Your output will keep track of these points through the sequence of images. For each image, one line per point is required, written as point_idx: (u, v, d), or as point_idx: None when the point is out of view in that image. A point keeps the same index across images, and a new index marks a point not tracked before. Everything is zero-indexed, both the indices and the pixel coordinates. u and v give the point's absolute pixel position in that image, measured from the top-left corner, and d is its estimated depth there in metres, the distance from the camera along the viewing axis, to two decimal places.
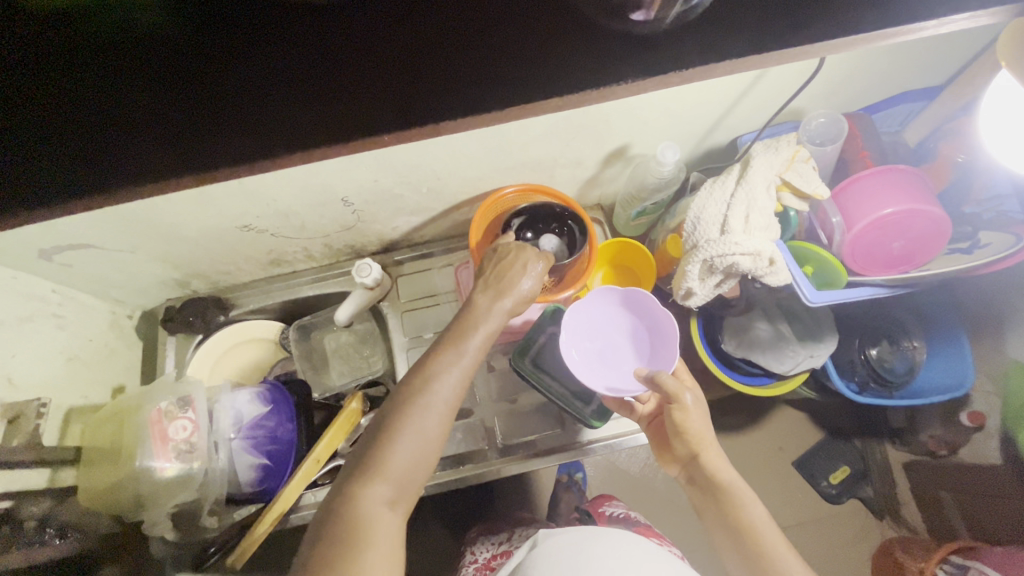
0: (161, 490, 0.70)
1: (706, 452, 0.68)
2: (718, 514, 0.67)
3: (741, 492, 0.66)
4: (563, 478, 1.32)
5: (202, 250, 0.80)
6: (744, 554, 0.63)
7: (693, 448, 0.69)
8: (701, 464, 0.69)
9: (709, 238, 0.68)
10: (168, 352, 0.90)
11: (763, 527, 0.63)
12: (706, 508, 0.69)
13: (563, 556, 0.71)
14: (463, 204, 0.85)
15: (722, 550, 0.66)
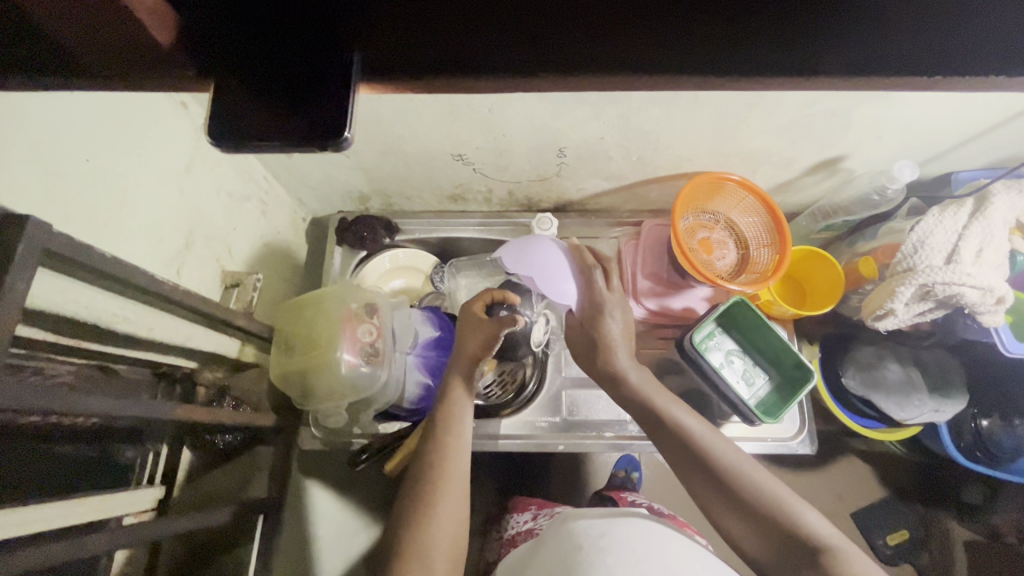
0: (341, 385, 0.71)
1: (622, 365, 0.67)
2: (652, 428, 0.65)
3: (648, 393, 0.66)
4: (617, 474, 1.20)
5: (405, 170, 0.83)
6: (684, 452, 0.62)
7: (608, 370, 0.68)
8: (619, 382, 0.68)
9: (932, 264, 0.67)
10: (333, 260, 0.92)
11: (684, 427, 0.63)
12: (642, 422, 0.66)
13: (589, 538, 0.71)
14: (654, 180, 0.86)
15: (676, 465, 0.64)
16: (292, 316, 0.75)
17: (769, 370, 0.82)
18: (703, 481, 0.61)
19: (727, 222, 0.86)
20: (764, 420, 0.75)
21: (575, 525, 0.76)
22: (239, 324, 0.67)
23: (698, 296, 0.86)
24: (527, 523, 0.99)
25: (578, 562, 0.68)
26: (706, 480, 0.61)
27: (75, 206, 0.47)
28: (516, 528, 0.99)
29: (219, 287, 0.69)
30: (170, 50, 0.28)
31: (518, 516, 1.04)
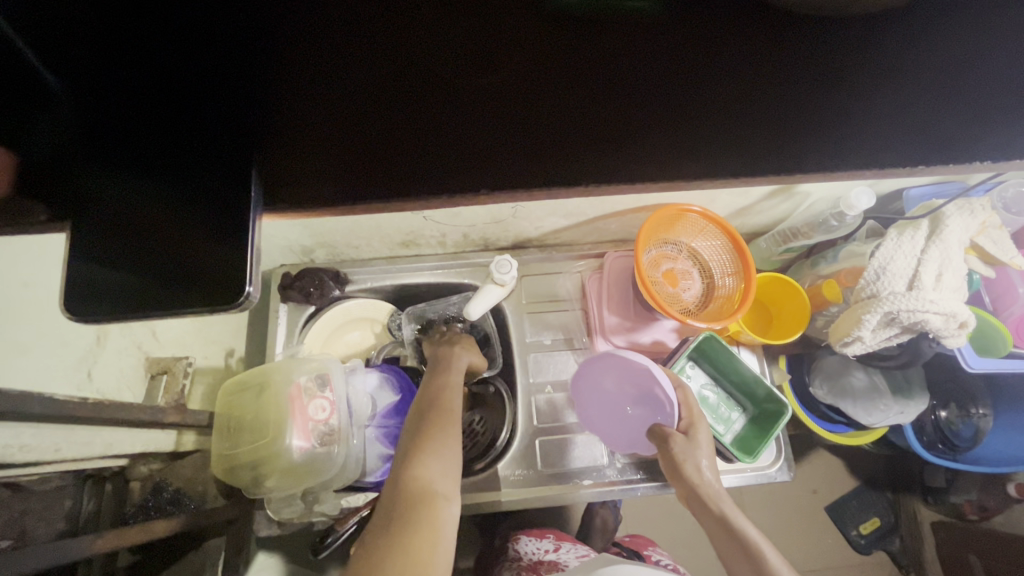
0: (295, 470, 0.66)
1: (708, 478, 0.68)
2: (727, 548, 0.63)
3: (730, 516, 0.64)
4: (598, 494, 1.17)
5: (349, 222, 0.77)
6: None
7: (689, 482, 0.67)
8: (703, 496, 0.66)
9: (894, 291, 0.66)
10: (279, 320, 0.85)
11: (770, 553, 0.60)
12: (719, 541, 0.64)
13: None
14: (613, 213, 0.83)
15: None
16: (234, 397, 0.68)
17: (745, 404, 0.80)
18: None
19: (690, 249, 0.84)
20: (744, 460, 0.74)
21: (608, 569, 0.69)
22: (170, 419, 0.60)
23: (665, 329, 0.84)
24: (548, 553, 0.92)
25: None
26: None
27: None
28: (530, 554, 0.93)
29: (145, 378, 0.61)
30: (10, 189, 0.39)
31: (533, 540, 0.97)
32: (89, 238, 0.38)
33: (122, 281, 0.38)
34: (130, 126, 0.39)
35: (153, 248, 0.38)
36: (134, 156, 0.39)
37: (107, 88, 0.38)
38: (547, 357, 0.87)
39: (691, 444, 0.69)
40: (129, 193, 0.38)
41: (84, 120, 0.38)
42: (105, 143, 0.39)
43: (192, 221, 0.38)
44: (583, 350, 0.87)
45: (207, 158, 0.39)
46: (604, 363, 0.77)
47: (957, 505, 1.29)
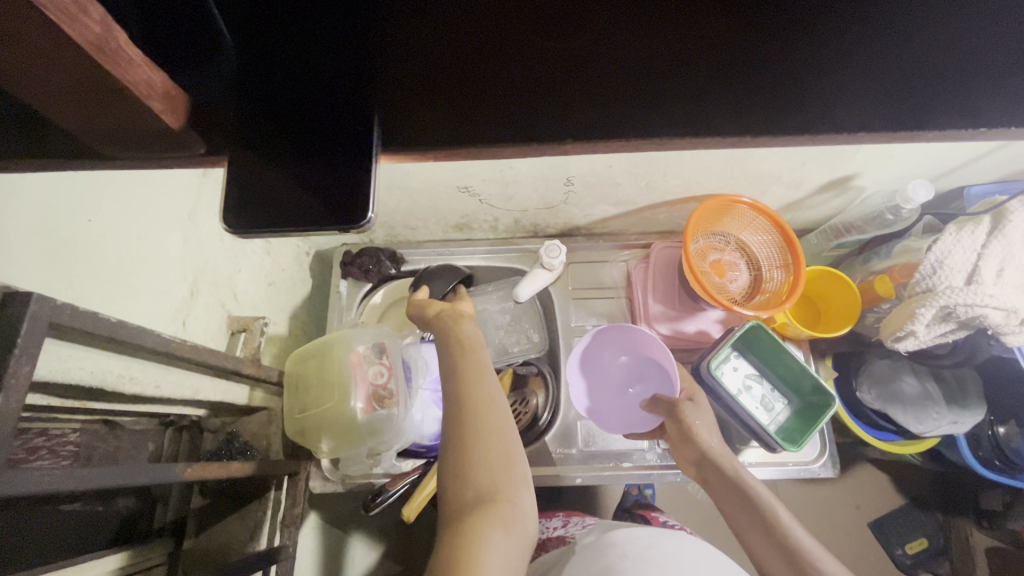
0: (358, 430, 0.71)
1: (716, 444, 0.69)
2: (737, 510, 0.64)
3: (742, 475, 0.65)
4: (632, 491, 1.24)
5: (410, 203, 0.82)
6: (771, 539, 0.60)
7: (700, 446, 0.69)
8: (713, 459, 0.68)
9: (951, 285, 0.65)
10: (339, 294, 0.91)
11: (780, 511, 0.61)
12: (731, 507, 0.65)
13: (630, 549, 0.69)
14: (663, 203, 0.85)
15: (754, 549, 0.62)
16: (300, 359, 0.74)
17: (789, 396, 0.80)
18: (782, 566, 0.58)
19: (738, 242, 0.85)
20: (786, 450, 0.74)
21: (614, 535, 0.73)
22: (247, 371, 0.66)
23: (710, 318, 0.85)
24: (557, 530, 0.94)
25: (624, 568, 0.65)
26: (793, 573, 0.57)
27: (86, 271, 0.47)
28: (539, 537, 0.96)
29: (226, 332, 0.67)
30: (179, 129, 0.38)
31: (546, 523, 1.00)
32: (236, 172, 0.40)
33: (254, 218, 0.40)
34: (276, 66, 0.39)
35: (285, 198, 0.40)
36: (286, 103, 0.39)
37: (267, 35, 0.38)
38: None
39: (699, 410, 0.71)
40: (269, 132, 0.39)
41: (241, 77, 0.38)
42: (261, 92, 0.39)
43: (320, 160, 0.39)
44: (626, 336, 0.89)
45: (345, 107, 0.39)
46: (607, 336, 0.85)
47: (1015, 531, 1.22)
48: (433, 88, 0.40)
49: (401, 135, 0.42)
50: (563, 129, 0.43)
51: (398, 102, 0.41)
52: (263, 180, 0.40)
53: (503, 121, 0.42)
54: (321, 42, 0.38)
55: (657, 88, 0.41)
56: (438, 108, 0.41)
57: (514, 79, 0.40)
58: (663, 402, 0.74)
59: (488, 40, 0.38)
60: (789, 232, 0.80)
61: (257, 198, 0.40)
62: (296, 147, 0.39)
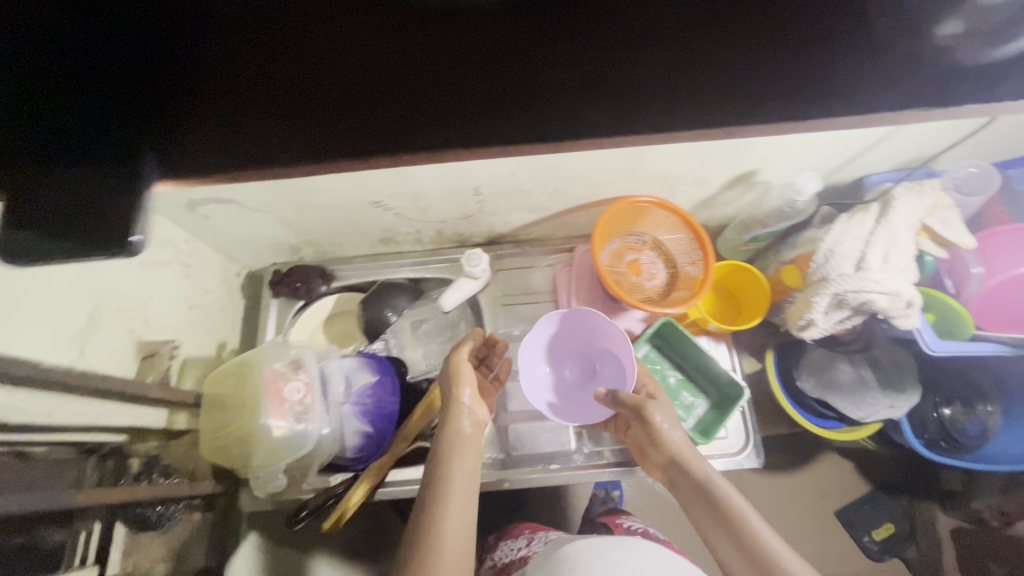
0: (276, 449, 0.71)
1: (684, 448, 0.70)
2: (707, 514, 0.65)
3: (712, 479, 0.66)
4: (599, 495, 1.26)
5: (328, 220, 0.83)
6: (737, 542, 0.61)
7: (666, 449, 0.70)
8: (681, 464, 0.69)
9: (842, 273, 0.67)
10: (270, 313, 0.92)
11: (749, 517, 0.62)
12: (699, 511, 0.66)
13: (581, 561, 0.70)
14: (578, 207, 0.87)
15: (722, 552, 0.63)
16: (217, 380, 0.75)
17: (707, 390, 0.81)
18: (746, 568, 0.60)
19: (655, 242, 0.87)
20: (699, 443, 0.76)
21: (568, 547, 0.74)
22: (156, 394, 0.67)
23: (632, 317, 0.86)
24: (521, 550, 0.93)
25: None
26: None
27: None
28: (506, 558, 0.94)
29: (136, 357, 0.68)
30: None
31: (512, 543, 0.99)
32: (37, 205, 0.38)
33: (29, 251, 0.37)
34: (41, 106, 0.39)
35: (73, 209, 0.38)
36: (68, 133, 0.39)
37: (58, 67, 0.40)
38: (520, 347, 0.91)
39: (663, 414, 0.72)
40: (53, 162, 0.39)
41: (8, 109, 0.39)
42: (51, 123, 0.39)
43: (106, 181, 0.39)
44: None
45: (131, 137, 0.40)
46: (569, 321, 0.82)
47: (976, 511, 1.22)
48: (231, 114, 0.42)
49: (184, 164, 0.41)
50: (354, 138, 0.43)
51: (190, 118, 0.42)
52: (75, 197, 0.38)
53: (318, 125, 0.43)
54: (92, 84, 0.40)
55: (450, 104, 0.43)
56: (240, 125, 0.43)
57: (322, 102, 0.43)
58: (610, 402, 0.74)
59: (319, 66, 0.43)
60: (702, 232, 0.82)
61: (65, 220, 0.38)
62: (78, 175, 0.38)
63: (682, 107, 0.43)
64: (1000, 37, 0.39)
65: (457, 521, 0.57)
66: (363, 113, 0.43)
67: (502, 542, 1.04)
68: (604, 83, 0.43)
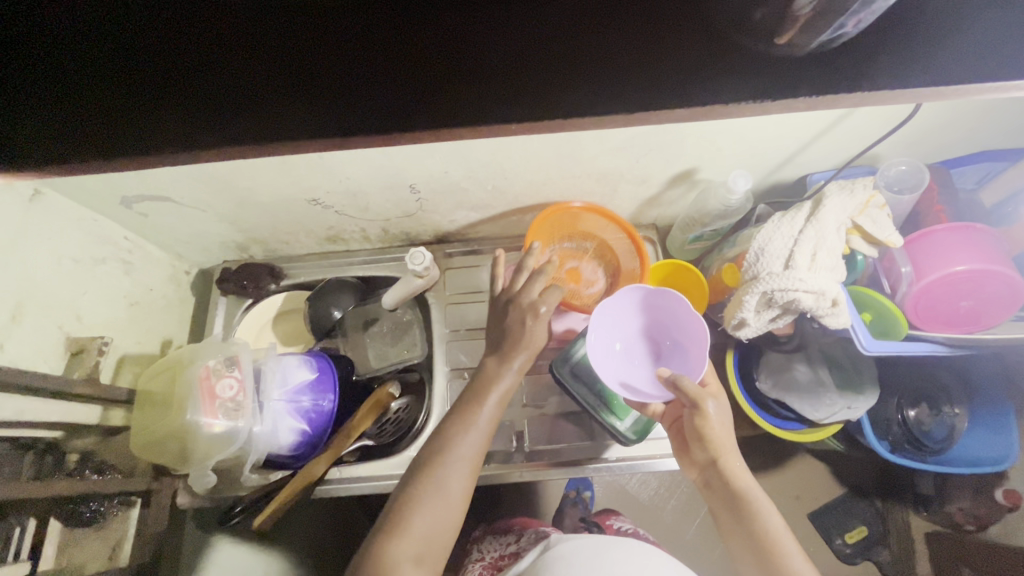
0: (205, 445, 0.72)
1: (728, 453, 0.67)
2: (731, 519, 0.66)
3: (751, 489, 0.65)
4: (570, 496, 1.24)
5: (269, 217, 0.83)
6: (755, 552, 0.62)
7: (713, 452, 0.67)
8: (723, 471, 0.67)
9: (770, 272, 0.67)
10: (218, 311, 0.92)
11: (782, 544, 0.61)
12: (722, 513, 0.67)
13: (573, 559, 0.69)
14: (522, 206, 0.87)
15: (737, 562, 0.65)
16: (152, 376, 0.75)
17: None
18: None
19: (598, 248, 0.86)
20: (630, 441, 0.78)
21: (555, 546, 0.74)
22: (82, 390, 0.67)
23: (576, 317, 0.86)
24: (510, 547, 0.89)
25: None
26: None
27: None
28: (492, 555, 0.90)
29: (64, 354, 0.68)
30: None
31: (501, 538, 0.94)
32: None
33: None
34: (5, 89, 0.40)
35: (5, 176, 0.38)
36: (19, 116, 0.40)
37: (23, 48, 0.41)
38: (466, 346, 0.91)
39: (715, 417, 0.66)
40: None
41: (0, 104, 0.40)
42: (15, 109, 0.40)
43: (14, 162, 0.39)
44: None
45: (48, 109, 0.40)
46: (632, 301, 0.76)
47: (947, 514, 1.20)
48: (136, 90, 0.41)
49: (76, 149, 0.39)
50: (288, 123, 0.40)
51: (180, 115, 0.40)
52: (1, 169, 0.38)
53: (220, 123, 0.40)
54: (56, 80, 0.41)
55: (375, 98, 0.41)
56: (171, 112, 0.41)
57: (242, 80, 0.41)
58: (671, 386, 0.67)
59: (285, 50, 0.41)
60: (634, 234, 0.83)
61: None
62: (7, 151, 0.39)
63: (565, 97, 0.40)
64: (856, 22, 0.38)
65: (454, 498, 0.59)
66: (304, 78, 0.41)
67: (488, 536, 1.00)
68: (518, 67, 0.40)
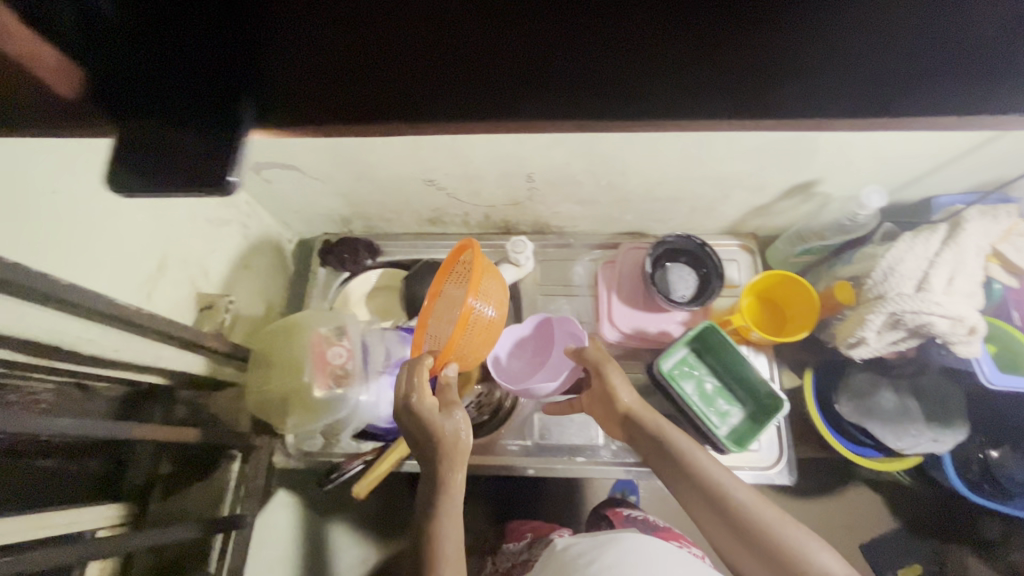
0: (315, 408, 0.75)
1: (633, 401, 0.71)
2: (678, 472, 0.66)
3: (664, 432, 0.69)
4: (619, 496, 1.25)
5: (381, 194, 0.85)
6: (718, 506, 0.62)
7: (626, 406, 0.71)
8: (717, 480, 0.63)
9: (901, 293, 0.65)
10: (317, 281, 0.95)
11: (750, 505, 0.61)
12: (664, 468, 0.68)
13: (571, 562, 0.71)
14: (628, 204, 0.86)
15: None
16: (266, 338, 0.78)
17: (743, 400, 0.80)
18: (721, 519, 0.62)
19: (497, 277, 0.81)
20: (733, 450, 0.74)
21: (566, 551, 0.75)
22: (211, 343, 0.70)
23: (673, 321, 0.87)
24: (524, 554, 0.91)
25: None
26: (736, 528, 0.61)
27: (45, 240, 0.51)
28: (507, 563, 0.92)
29: (194, 308, 0.72)
30: (74, 101, 0.30)
31: (514, 543, 0.97)
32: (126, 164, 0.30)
33: (178, 181, 0.30)
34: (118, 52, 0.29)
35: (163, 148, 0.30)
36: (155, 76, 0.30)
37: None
38: None
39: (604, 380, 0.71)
40: (170, 43, 0.30)
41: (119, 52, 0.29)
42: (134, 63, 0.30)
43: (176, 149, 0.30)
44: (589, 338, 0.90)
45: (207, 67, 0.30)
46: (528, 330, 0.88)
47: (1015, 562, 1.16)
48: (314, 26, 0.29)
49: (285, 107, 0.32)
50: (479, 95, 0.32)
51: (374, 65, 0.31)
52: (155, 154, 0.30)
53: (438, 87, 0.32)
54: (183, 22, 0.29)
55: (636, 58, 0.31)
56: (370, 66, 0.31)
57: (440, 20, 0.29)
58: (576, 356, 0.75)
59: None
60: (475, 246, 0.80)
61: (135, 164, 0.30)
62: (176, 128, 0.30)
63: (886, 78, 0.29)
64: None
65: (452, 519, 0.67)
66: (567, 30, 0.30)
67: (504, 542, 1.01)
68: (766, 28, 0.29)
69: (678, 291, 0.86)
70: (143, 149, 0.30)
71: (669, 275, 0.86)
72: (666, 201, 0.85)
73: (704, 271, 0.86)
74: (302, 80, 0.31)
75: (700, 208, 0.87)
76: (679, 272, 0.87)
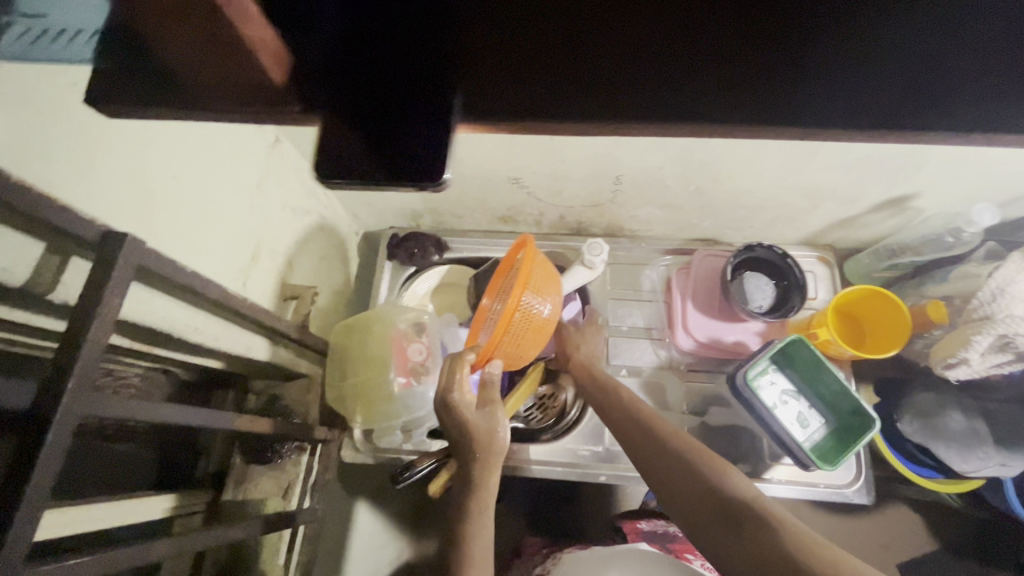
0: (394, 403, 0.73)
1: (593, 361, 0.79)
2: (615, 415, 0.72)
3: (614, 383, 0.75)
4: None
5: (459, 190, 0.84)
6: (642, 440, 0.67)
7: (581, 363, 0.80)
8: (689, 455, 0.62)
9: (1012, 315, 0.62)
10: (384, 274, 0.93)
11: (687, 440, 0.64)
12: (609, 416, 0.73)
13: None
14: (710, 210, 0.85)
15: (717, 551, 0.54)
16: (345, 330, 0.78)
17: (826, 414, 0.78)
18: (653, 452, 0.65)
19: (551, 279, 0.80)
20: (823, 468, 0.72)
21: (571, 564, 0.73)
22: (296, 335, 0.69)
23: (750, 331, 0.85)
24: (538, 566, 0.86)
25: None
26: (661, 457, 0.64)
27: (161, 224, 0.50)
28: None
29: (280, 298, 0.71)
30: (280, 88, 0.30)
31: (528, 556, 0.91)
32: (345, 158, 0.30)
33: (385, 172, 0.30)
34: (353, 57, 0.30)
35: (397, 148, 0.29)
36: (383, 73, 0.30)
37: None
38: (624, 342, 0.90)
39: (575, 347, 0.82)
40: (402, 42, 0.30)
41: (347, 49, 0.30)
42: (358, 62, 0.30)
43: (408, 147, 0.29)
44: (661, 344, 0.89)
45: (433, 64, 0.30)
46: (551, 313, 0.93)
47: None
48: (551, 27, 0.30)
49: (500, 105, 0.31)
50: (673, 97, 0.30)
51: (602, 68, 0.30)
52: (374, 149, 0.30)
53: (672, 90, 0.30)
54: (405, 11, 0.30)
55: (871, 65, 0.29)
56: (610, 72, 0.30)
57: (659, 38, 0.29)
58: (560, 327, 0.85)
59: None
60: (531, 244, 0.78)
61: (360, 161, 0.29)
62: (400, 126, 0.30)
63: None
64: None
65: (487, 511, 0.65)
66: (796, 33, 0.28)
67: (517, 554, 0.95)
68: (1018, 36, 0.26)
69: (756, 301, 0.83)
70: (365, 148, 0.30)
71: (748, 286, 0.84)
72: (750, 209, 0.83)
73: (785, 283, 0.84)
74: (533, 45, 0.30)
75: (784, 218, 0.85)
76: (758, 283, 0.84)
